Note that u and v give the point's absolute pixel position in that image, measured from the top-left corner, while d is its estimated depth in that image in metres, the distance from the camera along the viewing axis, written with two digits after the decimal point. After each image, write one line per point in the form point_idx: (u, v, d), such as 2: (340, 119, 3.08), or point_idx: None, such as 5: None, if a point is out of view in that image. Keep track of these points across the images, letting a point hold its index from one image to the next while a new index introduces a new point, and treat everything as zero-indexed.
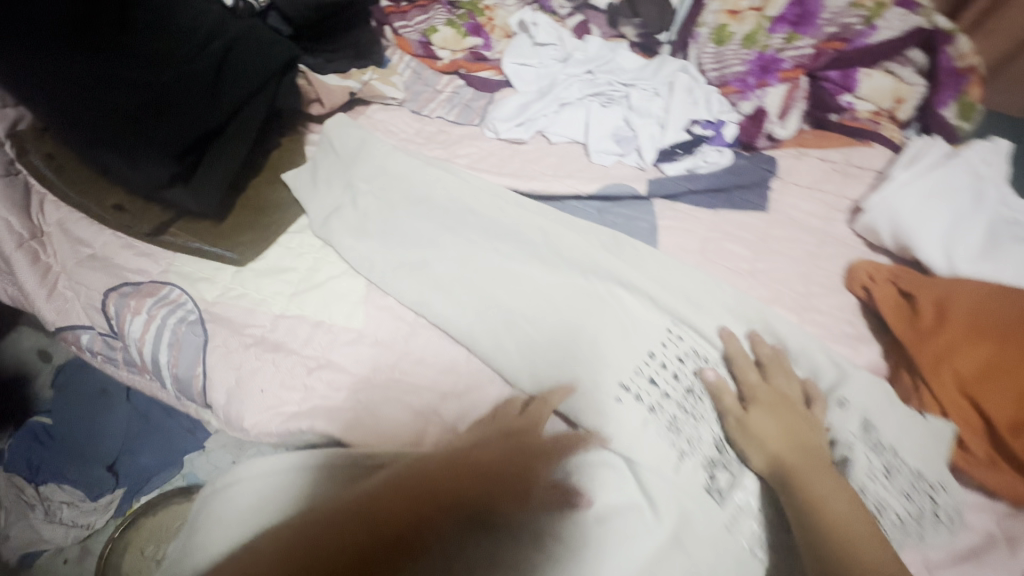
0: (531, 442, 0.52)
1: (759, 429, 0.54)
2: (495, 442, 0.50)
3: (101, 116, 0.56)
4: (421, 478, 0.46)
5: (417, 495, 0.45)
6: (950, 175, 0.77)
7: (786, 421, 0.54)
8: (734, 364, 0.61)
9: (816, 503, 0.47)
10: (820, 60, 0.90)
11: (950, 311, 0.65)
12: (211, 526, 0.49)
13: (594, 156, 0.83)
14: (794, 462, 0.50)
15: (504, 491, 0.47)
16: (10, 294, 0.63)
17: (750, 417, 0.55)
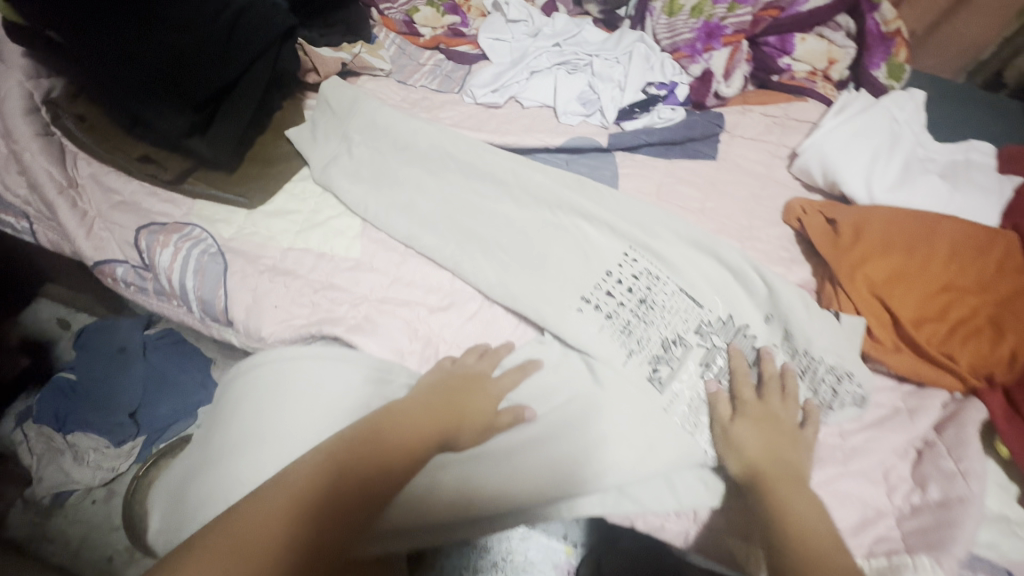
0: (487, 386, 0.59)
1: (741, 441, 0.56)
2: (460, 380, 0.58)
3: (129, 72, 0.64)
4: (425, 419, 0.53)
5: (416, 425, 0.52)
6: (874, 119, 0.88)
7: (774, 438, 0.57)
8: (735, 378, 0.63)
9: (788, 510, 0.50)
10: (758, 26, 1.01)
11: (865, 230, 0.75)
12: (233, 411, 0.58)
13: (562, 117, 0.93)
14: (768, 472, 0.53)
15: (469, 408, 0.56)
16: (51, 238, 0.72)
17: (738, 431, 0.58)
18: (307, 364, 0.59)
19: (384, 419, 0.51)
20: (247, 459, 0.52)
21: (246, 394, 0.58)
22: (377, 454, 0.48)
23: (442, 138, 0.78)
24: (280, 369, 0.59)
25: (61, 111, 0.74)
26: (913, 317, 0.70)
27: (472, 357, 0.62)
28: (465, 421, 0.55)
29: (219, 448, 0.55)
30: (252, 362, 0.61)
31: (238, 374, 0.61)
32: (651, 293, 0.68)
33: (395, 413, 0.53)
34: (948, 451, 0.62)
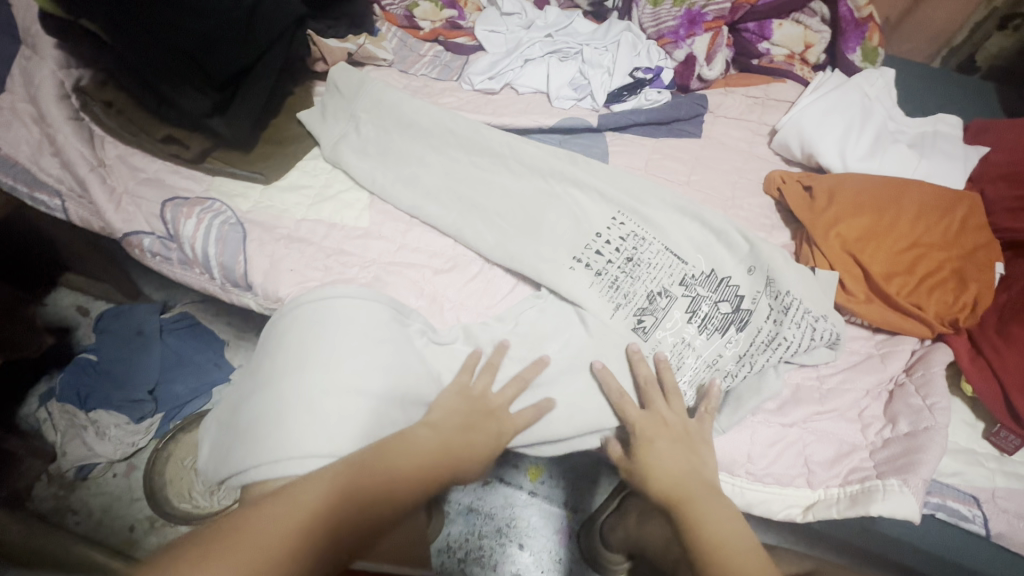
0: (494, 420, 0.58)
1: (647, 455, 0.57)
2: (475, 411, 0.58)
3: (159, 56, 0.70)
4: (436, 456, 0.52)
5: (426, 458, 0.51)
6: (847, 96, 0.94)
7: (669, 447, 0.58)
8: (642, 386, 0.63)
9: (702, 522, 0.51)
10: (737, 14, 1.07)
11: (838, 194, 0.81)
12: (274, 348, 0.61)
13: (555, 101, 0.99)
14: (684, 494, 0.54)
15: (478, 447, 0.55)
16: (80, 215, 0.78)
17: (643, 445, 0.58)
18: (353, 305, 0.62)
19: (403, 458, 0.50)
20: (289, 389, 0.55)
21: (293, 330, 0.60)
22: (387, 496, 0.47)
23: (442, 115, 0.83)
24: (326, 308, 0.61)
25: (88, 97, 0.79)
26: (883, 271, 0.75)
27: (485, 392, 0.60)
28: (471, 463, 0.54)
29: (265, 374, 0.58)
30: (296, 305, 0.63)
31: (283, 313, 0.63)
32: (638, 252, 0.74)
33: (409, 439, 0.52)
34: (917, 389, 0.67)
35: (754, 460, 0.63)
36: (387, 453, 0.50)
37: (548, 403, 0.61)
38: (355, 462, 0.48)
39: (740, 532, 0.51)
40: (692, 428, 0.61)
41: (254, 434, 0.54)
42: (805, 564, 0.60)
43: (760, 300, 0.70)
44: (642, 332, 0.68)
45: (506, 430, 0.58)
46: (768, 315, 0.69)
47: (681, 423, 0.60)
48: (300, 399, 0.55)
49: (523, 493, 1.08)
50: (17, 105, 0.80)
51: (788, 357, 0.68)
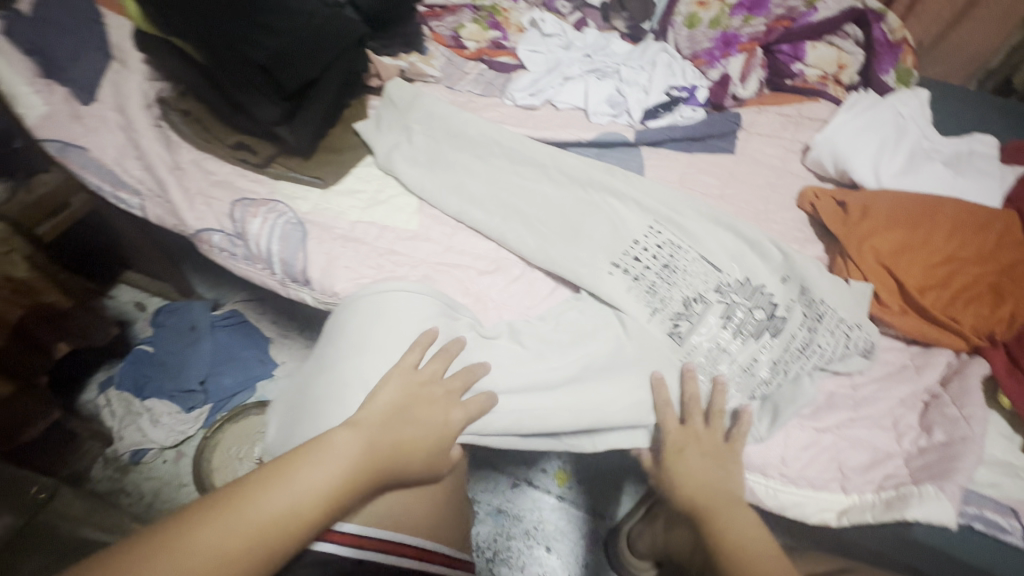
0: (434, 412, 0.57)
1: (684, 470, 0.59)
2: (411, 405, 0.56)
3: (235, 69, 0.77)
4: (364, 459, 0.49)
5: (352, 463, 0.48)
6: (880, 115, 0.96)
7: (708, 462, 0.60)
8: (688, 403, 0.65)
9: (727, 531, 0.53)
10: (772, 35, 1.12)
11: (872, 209, 0.83)
12: (335, 335, 0.66)
13: (593, 117, 1.04)
14: (709, 505, 0.56)
15: (413, 443, 0.54)
16: (157, 213, 0.85)
17: (680, 460, 0.60)
18: (409, 296, 0.66)
19: (315, 482, 0.46)
20: (350, 370, 0.60)
21: (355, 317, 0.65)
22: (287, 532, 0.43)
23: (489, 128, 0.88)
24: (386, 298, 0.66)
25: (169, 107, 0.87)
26: (918, 284, 0.76)
27: (431, 383, 0.59)
28: (407, 460, 0.53)
29: (329, 357, 0.63)
30: (355, 298, 0.68)
31: (344, 305, 0.69)
32: (674, 259, 0.77)
33: (334, 443, 0.49)
34: (953, 400, 0.68)
35: (788, 462, 0.65)
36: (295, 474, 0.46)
37: (493, 400, 0.61)
38: (256, 490, 0.44)
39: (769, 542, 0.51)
40: (728, 449, 0.62)
41: (315, 411, 0.59)
42: (838, 566, 0.61)
43: (794, 308, 0.73)
44: (677, 337, 0.71)
45: (445, 423, 0.57)
46: (802, 322, 0.72)
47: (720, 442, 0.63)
48: (358, 380, 0.59)
49: (550, 497, 1.10)
50: (105, 113, 0.88)
51: (822, 365, 0.70)
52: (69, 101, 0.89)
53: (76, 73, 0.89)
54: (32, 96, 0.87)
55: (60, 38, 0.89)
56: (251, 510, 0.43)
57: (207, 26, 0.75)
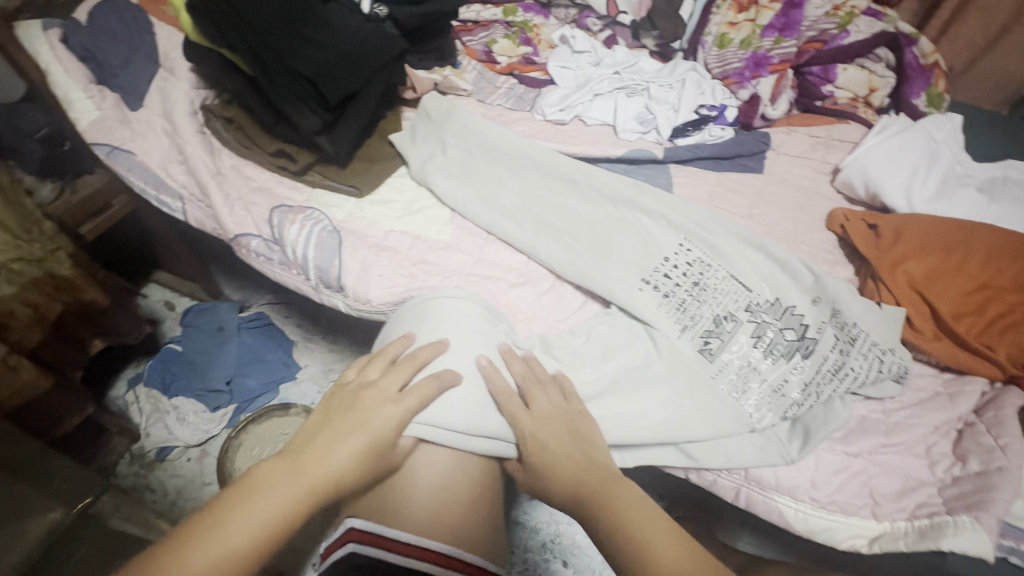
0: (359, 412, 0.56)
1: (544, 457, 0.57)
2: (329, 430, 0.55)
3: (283, 81, 0.79)
4: (283, 484, 0.50)
5: (273, 492, 0.50)
6: (912, 140, 0.96)
7: (558, 445, 0.58)
8: (522, 384, 0.62)
9: (616, 514, 0.54)
10: (802, 57, 1.12)
11: (905, 233, 0.83)
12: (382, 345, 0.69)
13: (621, 134, 1.05)
14: (587, 485, 0.56)
15: (333, 449, 0.53)
16: (197, 216, 0.88)
17: (538, 450, 0.58)
18: (453, 303, 0.69)
19: (205, 555, 0.46)
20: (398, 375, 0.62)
21: (407, 320, 0.69)
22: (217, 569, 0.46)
23: (523, 143, 0.90)
24: (436, 303, 0.69)
25: (212, 114, 0.90)
26: (951, 311, 0.76)
27: (359, 397, 0.57)
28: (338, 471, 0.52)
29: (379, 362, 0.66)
30: (401, 313, 0.72)
31: (393, 318, 0.72)
32: (704, 277, 0.77)
33: (257, 476, 0.51)
34: (988, 429, 0.67)
35: (819, 487, 0.64)
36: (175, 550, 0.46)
37: (457, 377, 0.61)
38: (182, 541, 0.47)
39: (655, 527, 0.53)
40: (574, 420, 0.61)
41: None
42: None
43: (826, 330, 0.73)
44: (705, 353, 0.71)
45: (372, 429, 0.54)
46: (834, 345, 0.72)
47: (566, 412, 0.61)
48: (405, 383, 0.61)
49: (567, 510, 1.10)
50: (152, 119, 0.92)
51: (855, 389, 0.69)
52: (119, 106, 0.93)
53: (126, 80, 0.93)
54: (85, 101, 0.91)
55: (113, 45, 0.93)
56: None
57: (257, 36, 0.78)
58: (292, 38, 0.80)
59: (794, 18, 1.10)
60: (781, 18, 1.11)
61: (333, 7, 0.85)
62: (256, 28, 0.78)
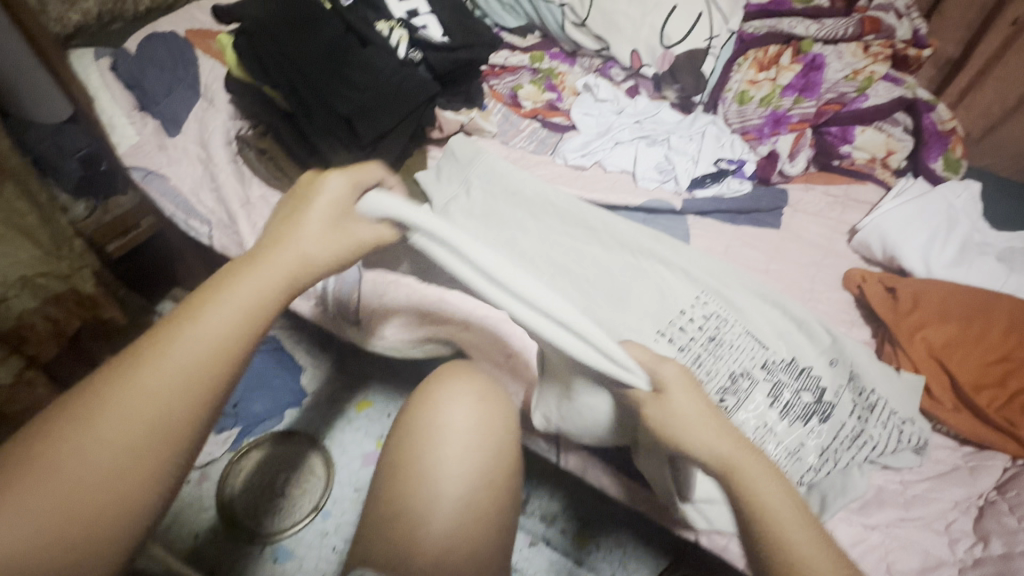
0: (309, 194, 0.54)
1: (675, 422, 0.51)
2: (279, 221, 0.54)
3: (322, 120, 0.82)
4: (259, 277, 0.50)
5: (254, 288, 0.49)
6: (930, 205, 0.97)
7: (694, 426, 0.51)
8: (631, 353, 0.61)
9: (749, 499, 0.46)
10: (822, 117, 1.12)
11: (923, 300, 0.83)
12: None
13: (641, 182, 1.08)
14: (734, 460, 0.48)
15: (290, 233, 0.52)
16: (223, 242, 0.89)
17: (674, 426, 0.51)
18: None
19: (209, 340, 0.47)
20: None
21: None
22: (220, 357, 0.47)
23: (545, 188, 0.92)
24: None
25: (246, 144, 0.92)
26: (972, 381, 0.75)
27: (306, 180, 0.56)
28: (306, 258, 0.52)
29: None
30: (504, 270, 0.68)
31: None
32: (721, 332, 0.76)
33: (227, 276, 0.50)
34: (1011, 509, 0.65)
35: None
36: (172, 347, 0.45)
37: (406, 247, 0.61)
38: (178, 331, 0.46)
39: (783, 506, 0.46)
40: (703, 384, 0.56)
41: None
42: None
43: (844, 395, 0.71)
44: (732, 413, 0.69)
45: (328, 209, 0.54)
46: (853, 411, 0.70)
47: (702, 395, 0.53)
48: None
49: (568, 560, 1.01)
50: (188, 145, 0.95)
51: (873, 457, 0.68)
52: (157, 133, 0.96)
53: (167, 108, 0.96)
54: (127, 127, 0.95)
55: (157, 75, 0.96)
56: (159, 372, 0.44)
57: (301, 77, 0.82)
58: (333, 80, 0.83)
59: (814, 80, 1.13)
60: (801, 79, 1.14)
61: (372, 49, 0.88)
62: (300, 70, 0.82)
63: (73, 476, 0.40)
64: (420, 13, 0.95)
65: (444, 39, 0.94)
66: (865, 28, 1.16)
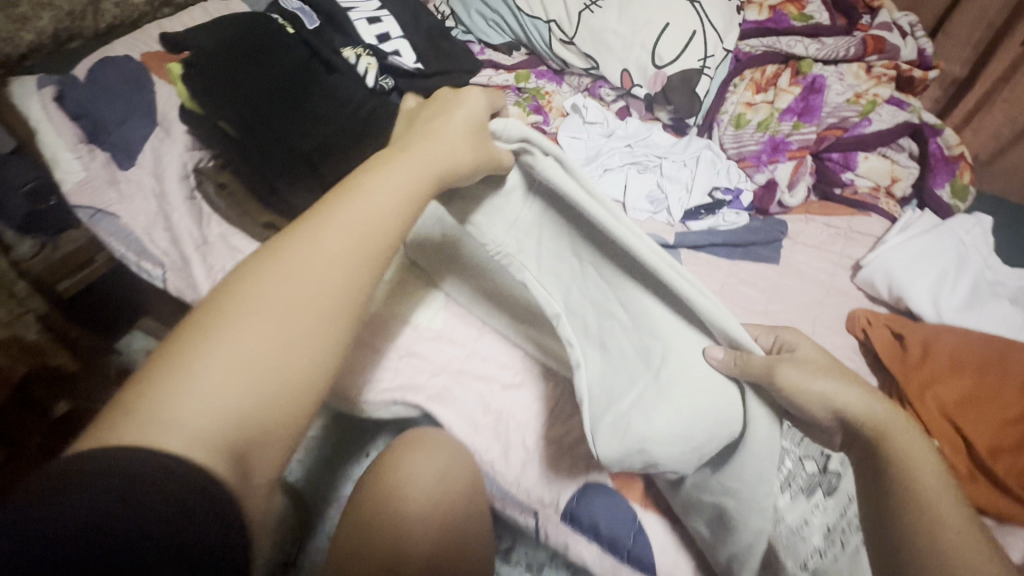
0: (442, 100, 0.54)
1: (818, 387, 0.50)
2: (421, 118, 0.53)
3: (285, 159, 0.75)
4: (415, 154, 0.47)
5: (406, 164, 0.46)
6: (940, 240, 0.91)
7: (828, 382, 0.51)
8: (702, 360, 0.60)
9: (902, 468, 0.47)
10: (822, 144, 1.06)
11: (934, 350, 0.77)
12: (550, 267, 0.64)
13: (631, 212, 1.01)
14: (885, 424, 0.49)
15: (436, 124, 0.51)
16: (177, 285, 0.82)
17: (808, 377, 0.51)
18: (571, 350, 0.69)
19: (370, 209, 0.43)
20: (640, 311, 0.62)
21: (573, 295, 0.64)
22: (382, 231, 0.43)
23: None
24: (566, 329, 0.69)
25: (204, 178, 0.86)
26: (986, 443, 0.69)
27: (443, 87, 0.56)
28: (449, 145, 0.50)
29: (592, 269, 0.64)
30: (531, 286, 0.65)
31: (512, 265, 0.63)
32: None
33: (382, 156, 0.48)
34: None
35: None
36: (337, 213, 0.42)
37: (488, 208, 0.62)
38: (341, 201, 0.43)
39: (932, 477, 0.46)
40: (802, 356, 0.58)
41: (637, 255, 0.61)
42: None
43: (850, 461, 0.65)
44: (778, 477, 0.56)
45: (469, 111, 0.53)
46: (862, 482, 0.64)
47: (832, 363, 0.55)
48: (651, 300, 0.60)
49: None
50: (142, 178, 0.87)
51: None
52: (108, 165, 0.89)
53: (120, 138, 0.89)
54: (72, 161, 0.87)
55: (109, 103, 0.89)
56: (332, 238, 0.41)
57: (256, 111, 0.75)
58: (296, 117, 0.76)
59: (814, 103, 1.07)
60: (800, 102, 1.08)
61: (338, 77, 0.82)
62: (257, 104, 0.75)
63: (252, 364, 0.36)
64: (392, 37, 0.88)
65: (416, 65, 0.88)
66: (867, 48, 1.10)
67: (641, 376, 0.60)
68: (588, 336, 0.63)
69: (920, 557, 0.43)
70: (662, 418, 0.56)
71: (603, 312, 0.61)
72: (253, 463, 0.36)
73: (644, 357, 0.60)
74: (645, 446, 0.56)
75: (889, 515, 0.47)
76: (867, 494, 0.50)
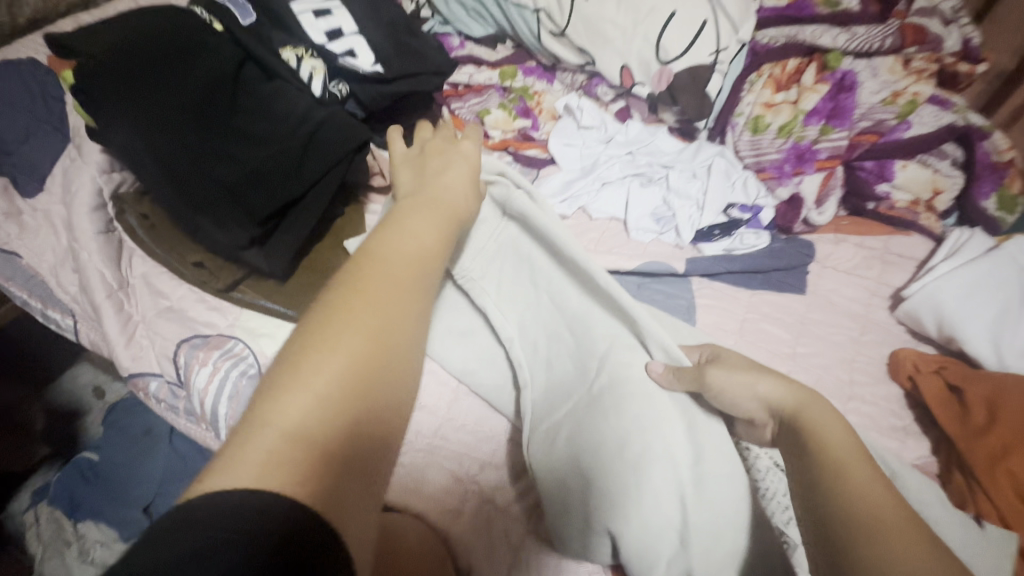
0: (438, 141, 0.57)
1: (726, 383, 0.52)
2: (430, 157, 0.54)
3: (206, 184, 0.60)
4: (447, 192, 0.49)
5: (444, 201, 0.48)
6: (1001, 266, 0.75)
7: (740, 383, 0.52)
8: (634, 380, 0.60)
9: (817, 441, 0.46)
10: (854, 152, 0.92)
11: (1003, 410, 0.63)
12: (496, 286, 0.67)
13: (634, 234, 0.87)
14: (793, 404, 0.49)
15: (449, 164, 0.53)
16: (91, 338, 0.71)
17: (720, 380, 0.52)
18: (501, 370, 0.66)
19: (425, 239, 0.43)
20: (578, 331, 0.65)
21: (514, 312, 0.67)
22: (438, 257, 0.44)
23: None
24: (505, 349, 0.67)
25: (125, 207, 0.71)
26: None
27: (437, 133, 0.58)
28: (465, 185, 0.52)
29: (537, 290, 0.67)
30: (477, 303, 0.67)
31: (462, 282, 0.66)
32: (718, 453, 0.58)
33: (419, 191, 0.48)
34: None
35: None
36: (393, 242, 0.42)
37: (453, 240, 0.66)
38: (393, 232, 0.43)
39: (849, 448, 0.45)
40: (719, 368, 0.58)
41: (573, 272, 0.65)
42: None
43: None
44: (781, 525, 0.49)
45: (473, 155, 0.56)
46: None
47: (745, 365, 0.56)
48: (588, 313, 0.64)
49: None
50: (50, 208, 0.73)
51: None
52: (8, 192, 0.74)
53: (22, 159, 0.74)
54: None
55: (8, 117, 0.74)
56: (401, 262, 0.40)
57: (169, 124, 0.60)
58: (220, 134, 0.62)
59: (845, 104, 0.92)
60: (828, 103, 0.93)
61: (280, 83, 0.69)
62: (170, 116, 0.60)
63: (356, 385, 0.33)
64: (344, 33, 0.73)
65: (376, 68, 0.73)
66: (906, 38, 0.94)
67: (577, 390, 0.61)
68: (537, 356, 0.64)
69: (847, 534, 0.40)
70: (591, 426, 0.57)
71: (553, 333, 0.65)
72: (355, 499, 0.31)
73: (582, 374, 0.61)
74: (573, 450, 0.56)
75: (820, 499, 0.43)
76: (797, 492, 0.46)
